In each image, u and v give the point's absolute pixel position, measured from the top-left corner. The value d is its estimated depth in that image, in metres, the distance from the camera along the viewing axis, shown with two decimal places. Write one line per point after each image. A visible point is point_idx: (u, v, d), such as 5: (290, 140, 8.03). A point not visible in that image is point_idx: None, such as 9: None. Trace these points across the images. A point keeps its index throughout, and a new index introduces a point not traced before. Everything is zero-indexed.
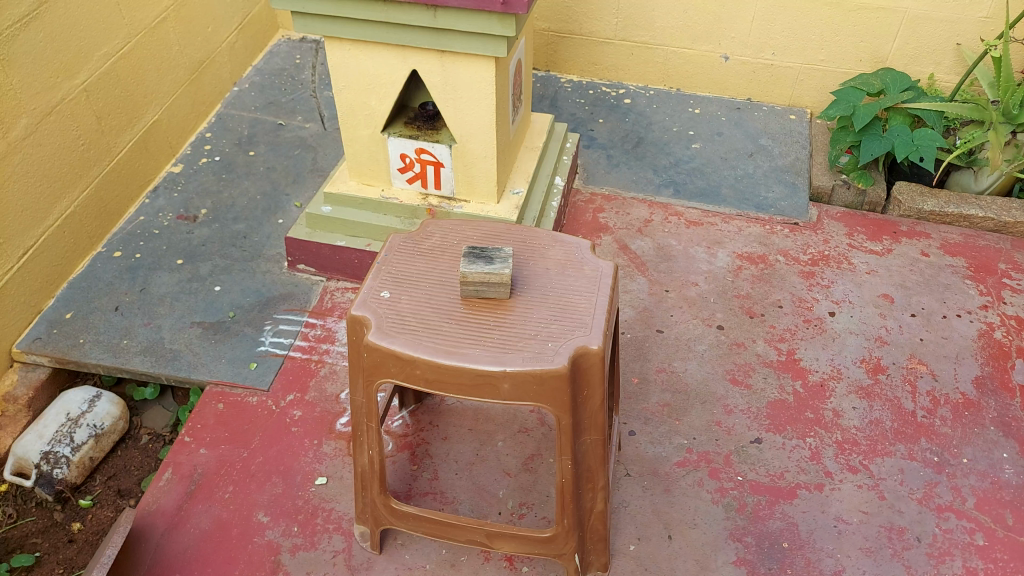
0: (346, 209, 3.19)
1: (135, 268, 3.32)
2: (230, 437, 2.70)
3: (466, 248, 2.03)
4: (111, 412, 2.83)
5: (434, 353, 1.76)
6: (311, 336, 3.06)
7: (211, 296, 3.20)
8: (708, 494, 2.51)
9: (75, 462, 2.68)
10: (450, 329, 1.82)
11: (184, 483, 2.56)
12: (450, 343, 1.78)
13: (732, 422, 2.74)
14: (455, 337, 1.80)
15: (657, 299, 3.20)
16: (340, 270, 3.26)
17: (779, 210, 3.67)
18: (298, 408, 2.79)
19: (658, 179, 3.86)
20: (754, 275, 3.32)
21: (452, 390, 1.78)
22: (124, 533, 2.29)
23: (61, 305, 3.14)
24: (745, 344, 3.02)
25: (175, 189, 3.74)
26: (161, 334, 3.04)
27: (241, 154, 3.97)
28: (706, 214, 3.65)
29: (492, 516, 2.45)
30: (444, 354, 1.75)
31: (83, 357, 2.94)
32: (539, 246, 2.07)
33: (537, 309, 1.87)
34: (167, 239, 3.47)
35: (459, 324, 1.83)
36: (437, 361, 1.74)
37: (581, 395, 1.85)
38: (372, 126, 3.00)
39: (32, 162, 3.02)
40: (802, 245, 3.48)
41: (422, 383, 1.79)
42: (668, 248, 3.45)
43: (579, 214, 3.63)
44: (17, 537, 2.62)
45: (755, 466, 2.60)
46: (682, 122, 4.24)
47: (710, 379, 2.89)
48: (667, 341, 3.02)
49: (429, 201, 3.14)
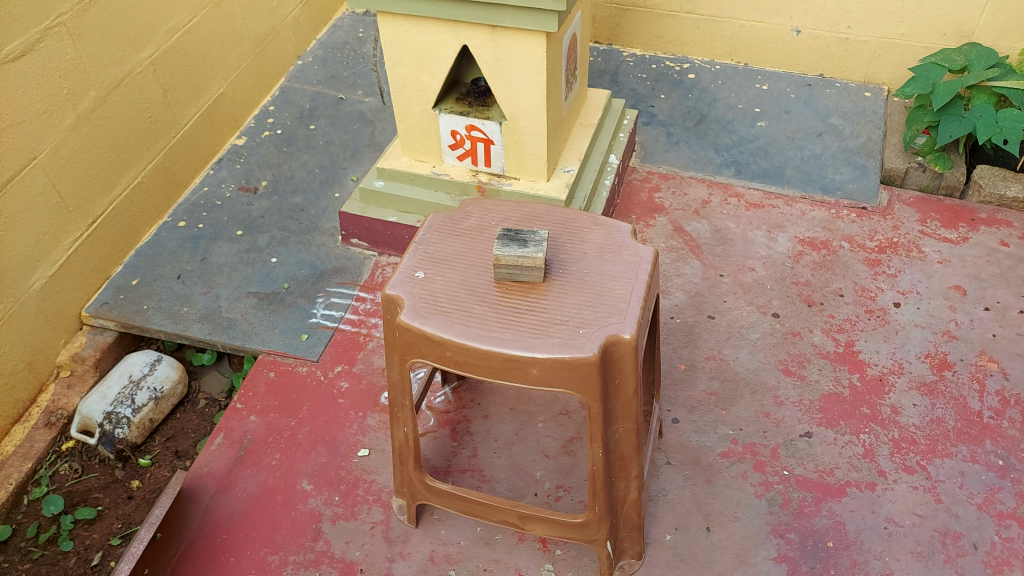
0: (398, 185, 3.21)
1: (197, 238, 3.43)
2: (279, 406, 2.77)
3: (504, 230, 2.01)
4: (170, 376, 2.95)
5: (464, 336, 1.75)
6: (361, 310, 3.10)
7: (267, 267, 3.28)
8: (752, 488, 2.45)
9: (135, 422, 2.82)
10: (481, 312, 1.81)
11: (234, 448, 2.66)
12: (481, 326, 1.77)
13: (782, 414, 2.65)
14: (487, 320, 1.78)
15: (711, 283, 3.11)
16: (391, 245, 3.29)
17: (846, 193, 3.50)
18: (345, 380, 2.85)
19: (719, 159, 3.73)
20: (815, 261, 3.19)
21: (482, 372, 1.77)
22: (172, 495, 2.38)
23: (128, 272, 3.28)
24: (801, 334, 2.91)
25: (237, 161, 3.83)
26: (218, 303, 3.14)
27: (301, 127, 4.03)
28: (767, 196, 3.51)
29: (528, 497, 2.45)
30: (474, 337, 1.74)
31: (145, 323, 3.07)
32: (579, 229, 2.03)
33: (572, 294, 1.84)
34: (228, 210, 3.56)
35: (492, 307, 1.82)
36: (467, 344, 1.73)
37: (612, 382, 1.81)
38: (424, 102, 2.99)
39: (100, 133, 3.14)
40: (869, 231, 3.31)
41: (452, 364, 1.80)
42: (726, 231, 3.35)
43: (634, 193, 3.55)
44: (81, 491, 2.77)
45: (804, 460, 2.52)
46: (747, 99, 4.08)
47: (761, 368, 2.80)
48: (718, 328, 2.94)
49: (479, 177, 3.13)
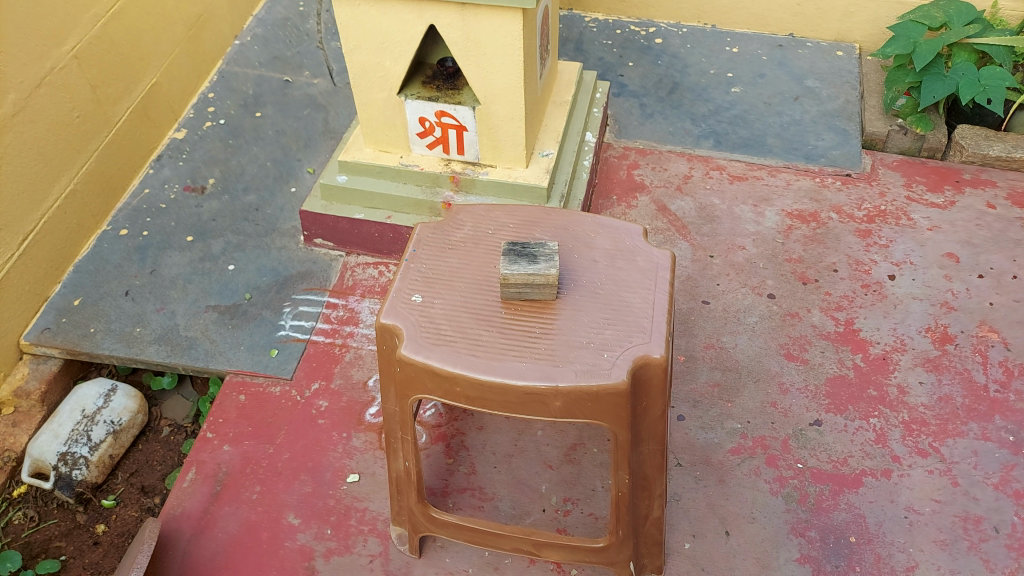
0: (363, 179, 2.96)
1: (143, 248, 3.13)
2: (254, 432, 2.55)
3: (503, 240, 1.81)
4: (127, 406, 2.69)
5: (475, 370, 1.56)
6: (333, 318, 2.87)
7: (225, 277, 3.01)
8: (767, 485, 2.33)
9: (93, 462, 2.57)
10: (490, 339, 1.61)
11: (209, 483, 2.43)
12: (492, 355, 1.58)
13: (789, 403, 2.54)
14: (498, 348, 1.59)
15: (702, 266, 2.97)
16: (359, 244, 3.05)
17: (830, 160, 3.39)
18: (324, 398, 2.63)
19: (697, 130, 3.56)
20: (806, 236, 3.07)
21: (497, 407, 1.59)
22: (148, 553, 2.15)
23: (69, 291, 2.97)
24: (799, 315, 2.80)
25: (180, 158, 3.51)
26: (174, 321, 2.87)
27: (247, 117, 3.71)
28: (750, 166, 3.38)
29: (535, 514, 2.30)
30: (486, 370, 1.55)
31: (95, 348, 2.78)
32: (584, 234, 1.84)
33: (587, 311, 1.66)
34: (176, 214, 3.26)
35: (501, 333, 1.62)
36: (480, 379, 1.54)
37: (639, 405, 1.66)
38: (388, 88, 2.73)
39: (25, 141, 2.79)
40: (857, 200, 3.21)
41: (462, 400, 1.60)
42: (711, 207, 3.20)
43: (612, 172, 3.37)
44: (40, 542, 2.50)
45: (816, 451, 2.41)
46: (720, 64, 3.91)
47: (763, 355, 2.68)
48: (715, 314, 2.81)
49: (452, 167, 2.90)
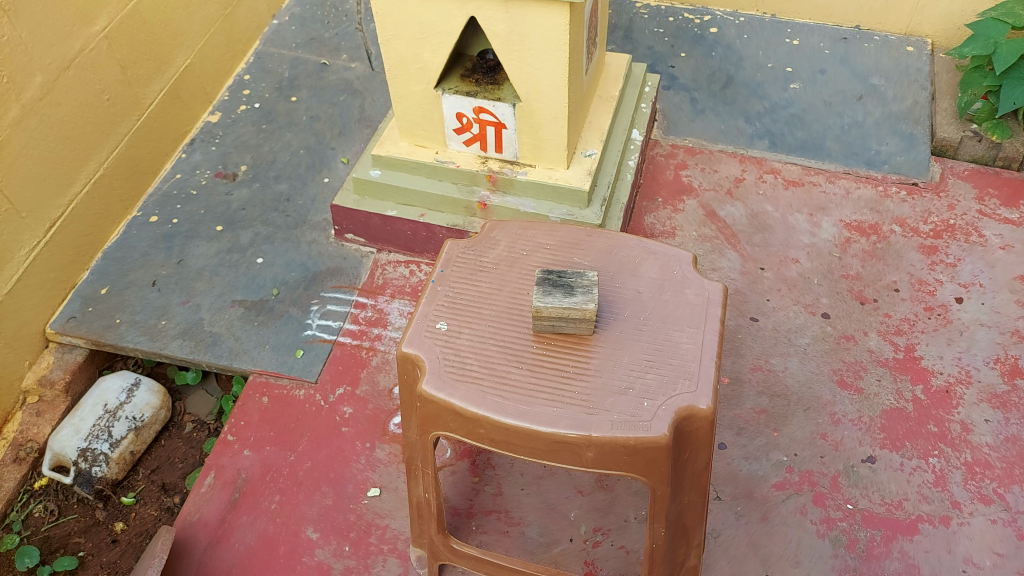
0: (397, 174, 2.83)
1: (171, 236, 3.05)
2: (276, 437, 2.46)
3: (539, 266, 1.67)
4: (151, 402, 2.61)
5: (501, 413, 1.42)
6: (362, 318, 2.75)
7: (253, 270, 2.92)
8: (813, 526, 2.19)
9: (114, 458, 2.49)
10: (519, 378, 1.48)
11: (227, 490, 2.36)
12: (520, 397, 1.44)
13: (840, 435, 2.37)
14: (527, 389, 1.45)
15: (751, 279, 2.80)
16: (391, 242, 2.93)
17: (894, 167, 3.15)
18: (348, 404, 2.53)
19: (751, 129, 3.35)
20: (865, 250, 2.87)
21: (524, 453, 1.45)
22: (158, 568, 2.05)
23: (95, 279, 2.91)
24: (855, 338, 2.61)
25: (212, 142, 3.42)
26: (199, 315, 2.79)
27: (281, 101, 3.60)
28: (806, 171, 3.16)
29: (563, 543, 2.18)
30: (513, 414, 1.42)
31: (118, 340, 2.72)
32: (629, 260, 1.68)
33: (628, 350, 1.51)
34: (205, 202, 3.18)
35: (531, 371, 1.48)
36: (506, 424, 1.41)
37: (681, 457, 1.51)
38: (426, 81, 2.58)
39: (51, 124, 2.73)
40: (923, 212, 2.99)
41: (486, 443, 1.47)
42: (764, 215, 3.01)
43: (659, 172, 3.19)
44: (59, 537, 2.45)
45: (868, 491, 2.26)
46: (777, 57, 3.68)
47: (814, 381, 2.51)
48: (763, 333, 2.64)
49: (489, 165, 2.74)
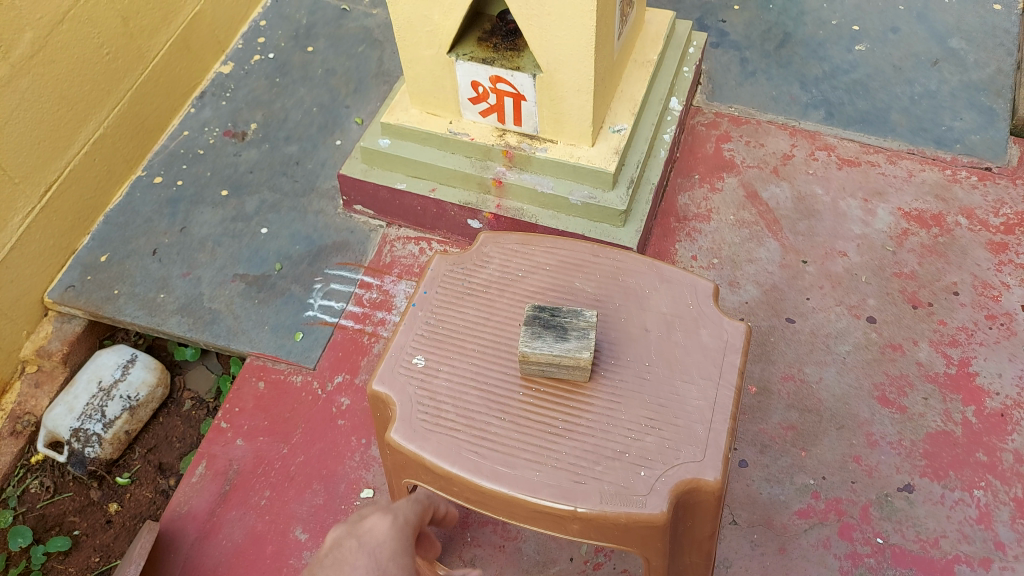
0: (407, 145, 2.61)
1: (175, 200, 2.91)
2: (270, 427, 2.36)
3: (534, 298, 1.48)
4: (146, 380, 2.54)
5: (476, 474, 1.26)
6: (366, 301, 2.59)
7: (256, 242, 2.77)
8: (836, 562, 2.00)
9: (107, 439, 2.44)
10: (500, 432, 1.31)
11: (218, 481, 2.27)
12: (499, 456, 1.28)
13: (875, 460, 2.15)
14: (508, 447, 1.29)
15: (791, 273, 2.54)
16: (401, 216, 2.74)
17: (967, 147, 2.80)
18: (346, 394, 2.40)
19: (806, 97, 3.01)
20: (923, 245, 2.57)
21: (503, 514, 1.30)
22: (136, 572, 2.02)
23: (97, 246, 2.80)
24: (903, 348, 2.35)
25: (223, 96, 3.23)
26: (199, 289, 2.67)
27: (297, 51, 3.37)
28: (865, 148, 2.83)
29: (562, 563, 2.04)
30: (490, 478, 1.26)
31: (116, 313, 2.62)
32: (638, 288, 1.47)
33: (626, 405, 1.32)
34: (212, 163, 3.02)
35: (514, 425, 1.31)
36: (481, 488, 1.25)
37: (681, 524, 1.35)
38: (436, 46, 2.32)
39: (45, 83, 2.58)
40: (994, 202, 2.65)
41: (461, 499, 1.33)
42: (811, 198, 2.71)
43: (698, 144, 2.89)
44: (54, 515, 2.44)
45: (902, 525, 2.04)
46: (844, 12, 3.28)
47: (851, 395, 2.27)
48: (799, 338, 2.40)
49: (506, 139, 2.50)
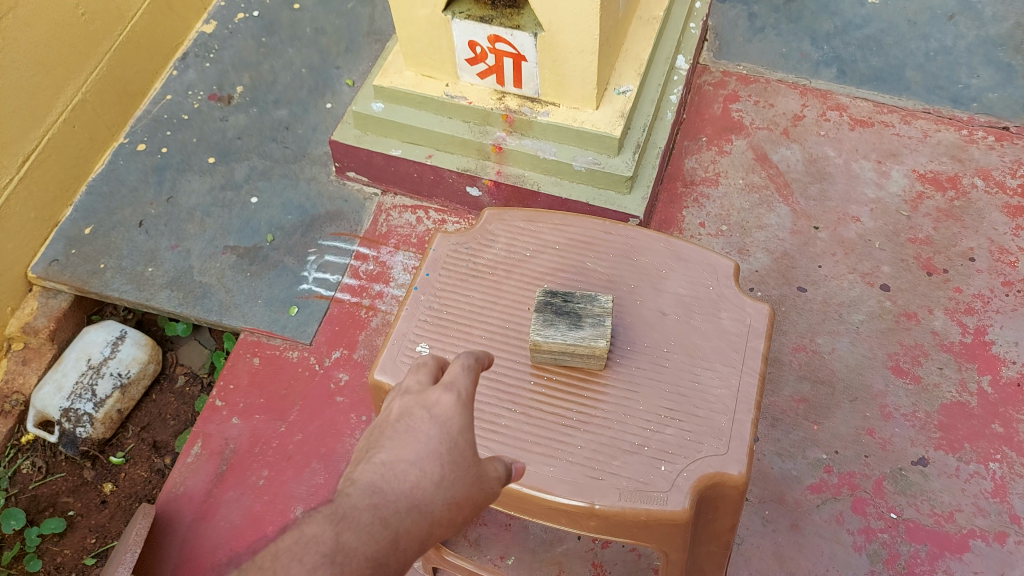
0: (402, 109, 2.49)
1: (162, 169, 2.79)
2: (266, 405, 2.29)
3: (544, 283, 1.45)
4: (137, 357, 2.46)
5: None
6: (362, 273, 2.50)
7: (247, 212, 2.67)
8: (849, 538, 1.96)
9: (98, 419, 2.37)
10: (512, 425, 1.28)
11: (214, 461, 2.21)
12: (512, 451, 1.25)
13: (889, 433, 2.10)
14: (521, 442, 1.26)
15: (803, 240, 2.45)
16: (397, 183, 2.64)
17: (984, 106, 2.69)
18: (344, 370, 2.32)
19: (817, 53, 2.88)
20: (939, 208, 2.48)
21: (517, 510, 1.28)
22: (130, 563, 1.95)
23: (80, 217, 2.69)
24: (917, 316, 2.28)
25: (206, 57, 3.07)
26: (189, 262, 2.57)
27: (284, 8, 3.21)
28: (878, 108, 2.72)
29: (569, 542, 2.00)
30: None
31: (103, 288, 2.53)
32: (653, 270, 1.44)
33: (644, 395, 1.29)
34: (198, 129, 2.89)
35: (527, 418, 1.28)
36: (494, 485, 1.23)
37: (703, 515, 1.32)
38: (431, 4, 2.18)
39: (17, 48, 2.44)
40: (1012, 163, 2.56)
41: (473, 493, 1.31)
42: (823, 161, 2.61)
43: (705, 105, 2.77)
44: (48, 495, 2.37)
45: (916, 499, 1.99)
46: None
47: (864, 365, 2.21)
48: (811, 307, 2.32)
49: (506, 102, 2.38)
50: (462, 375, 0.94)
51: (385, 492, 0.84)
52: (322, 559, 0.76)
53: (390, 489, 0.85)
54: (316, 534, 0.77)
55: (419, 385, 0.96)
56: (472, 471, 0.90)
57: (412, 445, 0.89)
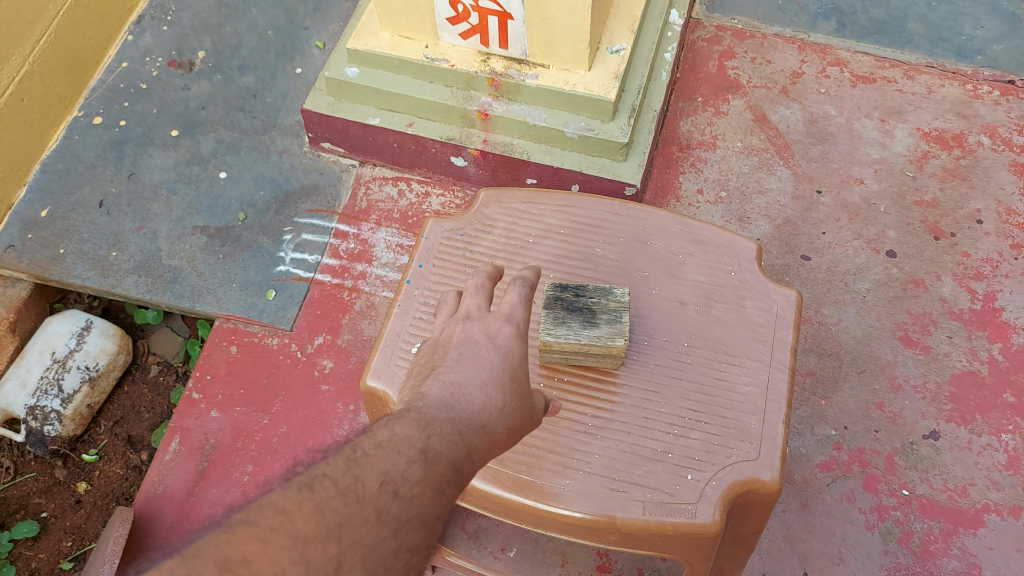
0: (378, 74, 2.31)
1: (121, 143, 2.60)
2: (247, 396, 2.16)
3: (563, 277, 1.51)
4: (105, 349, 2.31)
5: (507, 487, 1.26)
6: (343, 252, 2.36)
7: (216, 188, 2.49)
8: (861, 516, 1.90)
9: (67, 416, 2.23)
10: (531, 440, 1.30)
11: (194, 458, 2.09)
12: (530, 468, 1.27)
13: (900, 406, 2.03)
14: (540, 456, 1.28)
15: (805, 205, 2.34)
16: (375, 154, 2.48)
17: (989, 59, 2.58)
18: (328, 356, 2.20)
19: (815, 6, 2.74)
20: (945, 168, 2.38)
21: (536, 526, 1.30)
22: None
23: (35, 199, 2.49)
24: (925, 283, 2.20)
25: (164, 20, 2.86)
26: (156, 245, 2.40)
27: None
28: (880, 63, 2.60)
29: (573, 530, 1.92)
30: (523, 492, 1.25)
31: (64, 276, 2.35)
32: (673, 260, 1.50)
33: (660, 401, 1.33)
34: (158, 99, 2.69)
35: (546, 432, 1.30)
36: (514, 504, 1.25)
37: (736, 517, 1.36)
38: None
39: None
40: (1019, 118, 2.45)
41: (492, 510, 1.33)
42: (824, 120, 2.49)
43: (700, 63, 2.62)
44: (18, 498, 2.24)
45: (929, 474, 1.93)
46: None
47: (872, 336, 2.13)
48: (815, 276, 2.23)
49: (491, 65, 2.21)
50: (519, 306, 1.05)
51: (458, 407, 0.91)
52: (415, 459, 0.82)
53: (460, 404, 0.92)
54: (406, 435, 0.84)
55: (478, 312, 1.06)
56: (529, 396, 0.99)
57: (476, 369, 0.97)
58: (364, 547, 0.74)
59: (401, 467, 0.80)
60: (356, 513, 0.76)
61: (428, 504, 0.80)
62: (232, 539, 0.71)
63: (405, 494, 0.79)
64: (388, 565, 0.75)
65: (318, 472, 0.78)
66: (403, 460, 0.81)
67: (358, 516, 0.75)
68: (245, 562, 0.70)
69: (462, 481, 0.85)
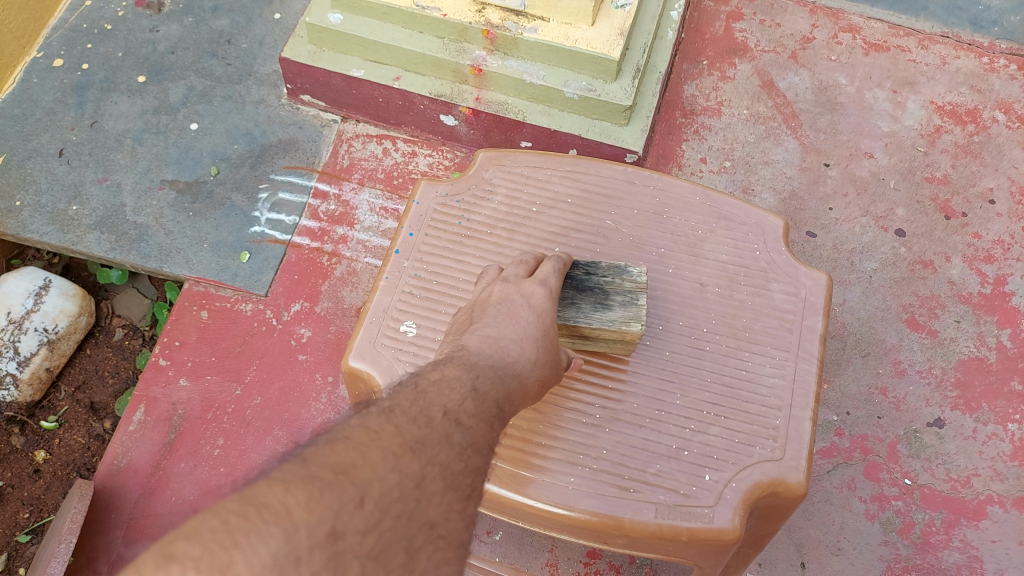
0: (363, 21, 2.14)
1: (83, 87, 2.40)
2: (219, 365, 2.02)
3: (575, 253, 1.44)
4: (65, 310, 2.15)
5: (509, 486, 1.22)
6: (322, 214, 2.21)
7: (186, 140, 2.32)
8: (862, 505, 1.83)
9: (24, 380, 2.09)
10: (540, 434, 1.26)
11: (162, 429, 1.95)
12: (534, 466, 1.24)
13: (903, 391, 1.95)
14: (546, 453, 1.25)
15: (812, 177, 2.24)
16: (359, 108, 2.32)
17: (1006, 30, 2.46)
18: (306, 325, 2.06)
19: None
20: (957, 144, 2.28)
21: (537, 525, 1.28)
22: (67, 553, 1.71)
23: None
24: (934, 264, 2.11)
25: None
26: (120, 199, 2.23)
27: None
28: (893, 30, 2.47)
29: None
30: (527, 491, 1.22)
31: (20, 230, 2.17)
32: (694, 237, 1.46)
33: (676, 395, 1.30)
34: (123, 41, 2.48)
35: (555, 425, 1.27)
36: (517, 502, 1.22)
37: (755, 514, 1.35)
38: None
39: None
40: None
41: (491, 507, 1.29)
42: (834, 89, 2.37)
43: (706, 23, 2.48)
44: None
45: (932, 462, 1.87)
46: None
47: (877, 317, 2.05)
48: (820, 253, 2.13)
49: (487, 16, 2.05)
50: (553, 277, 1.20)
51: (496, 356, 1.04)
52: (467, 395, 0.94)
53: (497, 355, 1.05)
54: (458, 376, 0.96)
55: (516, 278, 1.20)
56: (556, 352, 1.13)
57: (512, 325, 1.10)
58: (440, 464, 0.82)
59: (457, 401, 0.92)
60: (430, 436, 0.84)
61: (482, 434, 0.91)
62: (337, 449, 0.76)
63: (465, 423, 0.89)
64: (459, 478, 0.83)
65: (391, 403, 0.87)
66: (458, 395, 0.93)
67: (432, 438, 0.84)
68: (352, 467, 0.74)
69: (503, 418, 0.97)
